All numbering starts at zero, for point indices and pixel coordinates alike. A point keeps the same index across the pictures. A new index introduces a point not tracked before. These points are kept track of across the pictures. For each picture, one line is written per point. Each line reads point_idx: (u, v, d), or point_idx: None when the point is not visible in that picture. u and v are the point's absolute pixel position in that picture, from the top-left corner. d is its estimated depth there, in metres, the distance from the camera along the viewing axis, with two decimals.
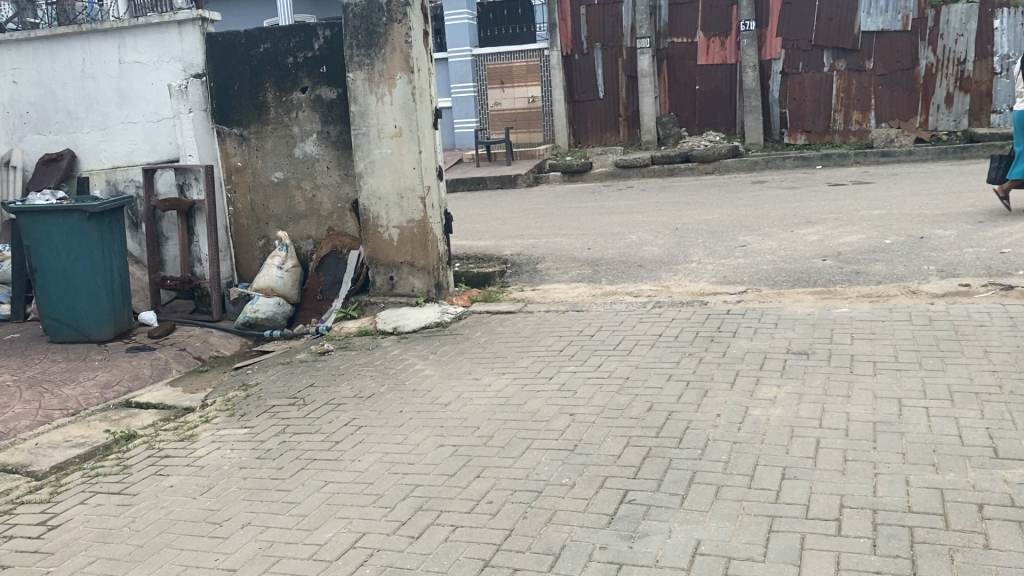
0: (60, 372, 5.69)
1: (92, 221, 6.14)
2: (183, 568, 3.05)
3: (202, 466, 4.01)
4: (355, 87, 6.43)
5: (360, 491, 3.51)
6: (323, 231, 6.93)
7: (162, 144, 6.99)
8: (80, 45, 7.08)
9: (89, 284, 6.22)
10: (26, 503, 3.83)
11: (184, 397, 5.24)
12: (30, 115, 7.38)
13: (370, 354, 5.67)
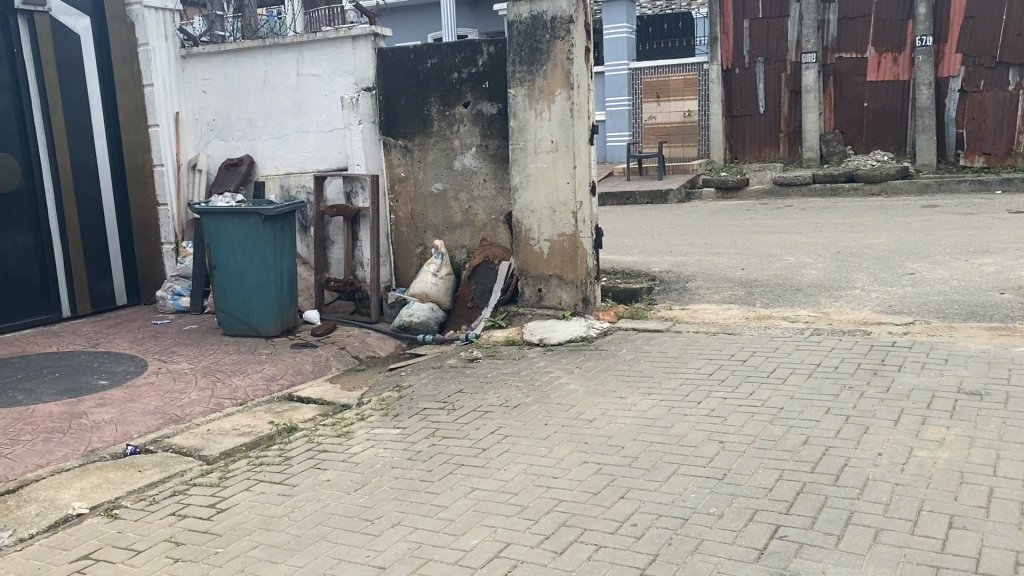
0: (232, 364, 6.10)
1: (266, 224, 6.55)
2: (336, 561, 3.19)
3: (356, 463, 4.19)
4: (515, 103, 6.56)
5: (505, 500, 3.57)
6: (477, 241, 7.11)
7: (333, 153, 7.35)
8: (263, 58, 7.58)
9: (261, 283, 6.63)
10: (198, 485, 4.12)
11: (341, 394, 5.50)
12: (216, 123, 7.95)
13: (517, 364, 5.75)
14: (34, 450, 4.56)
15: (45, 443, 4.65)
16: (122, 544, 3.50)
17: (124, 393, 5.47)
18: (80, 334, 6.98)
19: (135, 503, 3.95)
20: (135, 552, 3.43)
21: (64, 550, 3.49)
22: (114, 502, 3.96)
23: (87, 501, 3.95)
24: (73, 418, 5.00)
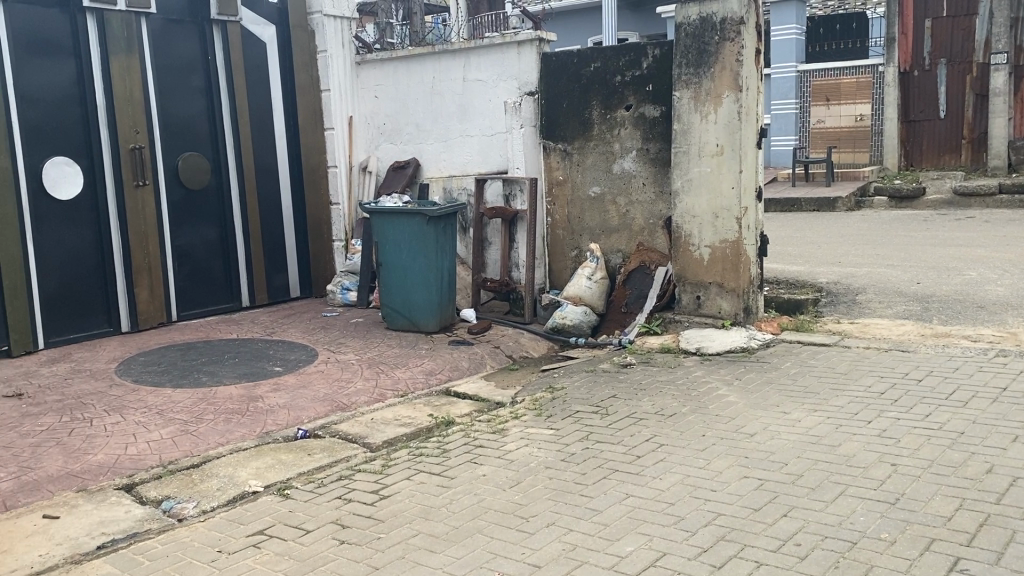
0: (394, 357, 6.33)
1: (430, 224, 6.76)
2: (493, 556, 3.26)
3: (512, 461, 4.26)
4: (680, 106, 6.47)
5: (662, 509, 3.52)
6: (634, 244, 7.06)
7: (494, 156, 7.48)
8: (431, 64, 7.84)
9: (422, 281, 6.85)
10: (362, 471, 4.31)
11: (497, 392, 5.60)
12: (386, 126, 8.30)
13: (673, 372, 5.67)
14: (216, 428, 4.90)
15: (225, 423, 4.99)
16: (293, 523, 3.71)
17: (295, 379, 5.79)
18: (257, 323, 7.45)
19: (304, 484, 4.17)
20: (304, 531, 3.62)
21: (242, 524, 3.73)
22: (286, 483, 4.20)
23: (262, 480, 4.21)
24: (251, 401, 5.34)
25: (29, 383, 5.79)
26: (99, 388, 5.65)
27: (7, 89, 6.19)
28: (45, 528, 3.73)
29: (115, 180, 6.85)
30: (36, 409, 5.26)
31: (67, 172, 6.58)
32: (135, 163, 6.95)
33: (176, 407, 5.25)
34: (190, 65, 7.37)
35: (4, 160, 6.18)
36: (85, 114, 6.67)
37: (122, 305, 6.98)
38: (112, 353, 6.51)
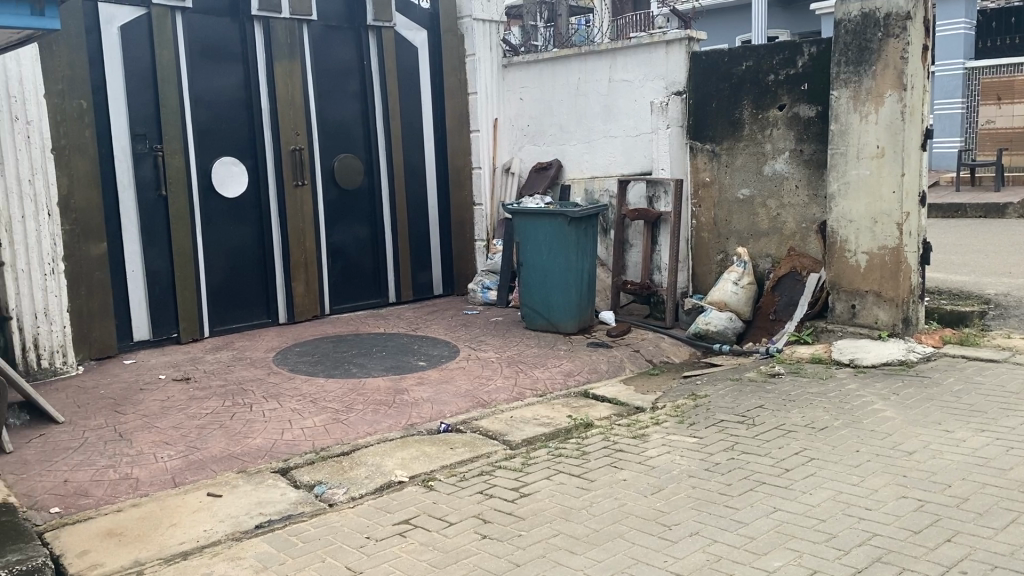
0: (534, 357, 6.38)
1: (572, 226, 6.76)
2: (634, 561, 3.22)
3: (653, 467, 4.20)
4: (838, 105, 6.20)
5: (812, 526, 3.39)
6: (784, 249, 6.82)
7: (638, 157, 7.45)
8: (577, 66, 7.87)
9: (562, 282, 6.86)
10: (502, 468, 4.36)
11: (637, 396, 5.54)
12: (530, 128, 8.42)
13: (823, 384, 5.43)
14: (364, 419, 5.09)
15: (373, 414, 5.17)
16: (436, 514, 3.79)
17: (438, 374, 5.94)
18: (402, 318, 7.68)
19: (447, 478, 4.26)
20: (447, 523, 3.70)
21: (388, 512, 3.85)
22: (429, 475, 4.31)
23: (407, 471, 4.33)
24: (396, 394, 5.52)
25: (196, 368, 6.20)
26: (257, 375, 5.99)
27: (183, 94, 6.65)
28: (210, 505, 3.97)
29: (276, 180, 7.23)
30: (202, 393, 5.63)
31: (234, 172, 7.00)
32: (294, 164, 7.30)
33: (327, 396, 5.49)
34: (346, 69, 7.68)
35: (178, 160, 6.64)
36: (251, 117, 7.08)
37: (280, 298, 7.38)
38: (270, 342, 6.88)
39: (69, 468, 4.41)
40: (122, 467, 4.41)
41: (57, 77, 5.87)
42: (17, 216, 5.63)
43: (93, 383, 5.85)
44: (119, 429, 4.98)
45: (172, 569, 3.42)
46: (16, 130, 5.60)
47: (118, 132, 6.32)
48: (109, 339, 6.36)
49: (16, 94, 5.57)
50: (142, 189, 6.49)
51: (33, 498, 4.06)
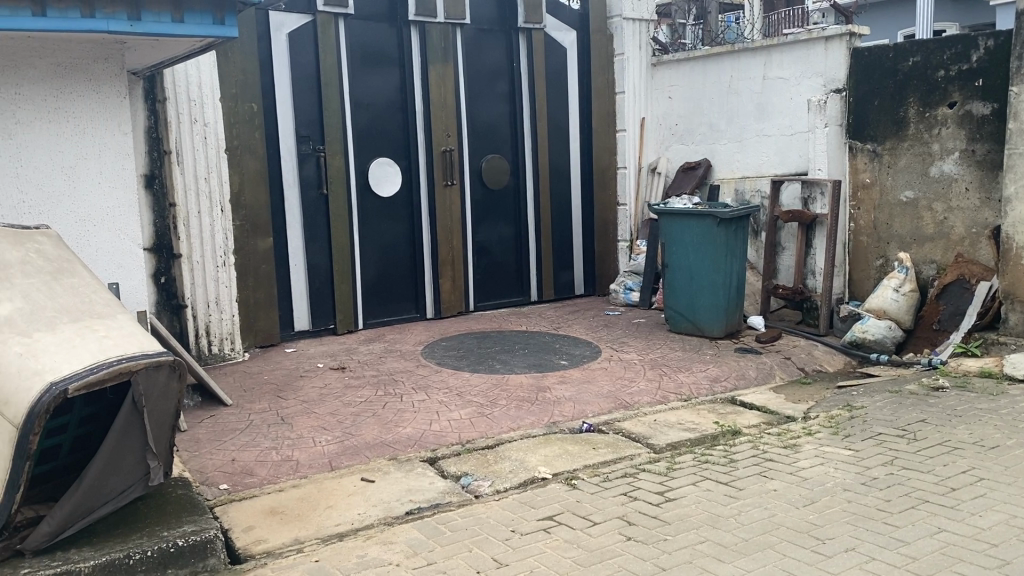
0: (678, 360, 6.29)
1: (721, 227, 6.61)
2: (785, 573, 3.13)
3: (805, 478, 4.05)
4: (1017, 102, 5.78)
5: (982, 550, 3.19)
6: (951, 256, 6.44)
7: (793, 157, 7.17)
8: (730, 63, 7.69)
9: (708, 285, 6.72)
10: (647, 471, 4.33)
11: (786, 404, 5.37)
12: (679, 127, 8.28)
13: (994, 401, 5.08)
14: (509, 414, 5.17)
15: (517, 410, 5.24)
16: (581, 513, 3.81)
17: (581, 374, 5.96)
18: (546, 317, 7.75)
19: (590, 477, 4.27)
20: (592, 522, 3.71)
21: (533, 507, 3.90)
22: (573, 473, 4.33)
23: (550, 468, 4.37)
24: (539, 391, 5.58)
25: (350, 358, 6.49)
26: (406, 367, 6.20)
27: (343, 97, 6.95)
28: (363, 490, 4.14)
29: (428, 179, 7.46)
30: (355, 382, 5.88)
31: (388, 172, 7.26)
32: (445, 164, 7.51)
33: (473, 391, 5.61)
34: (496, 71, 7.81)
35: (338, 161, 6.96)
36: (406, 119, 7.32)
37: (428, 294, 7.61)
38: (418, 336, 7.10)
39: (236, 448, 4.71)
40: (284, 449, 4.67)
41: (231, 82, 6.28)
42: (193, 212, 6.07)
43: (257, 369, 6.23)
44: (281, 414, 5.28)
45: (329, 548, 3.59)
46: (195, 131, 6.03)
47: (284, 134, 6.68)
48: (273, 329, 6.75)
49: (196, 99, 6.00)
50: (304, 188, 6.84)
51: (205, 473, 4.36)
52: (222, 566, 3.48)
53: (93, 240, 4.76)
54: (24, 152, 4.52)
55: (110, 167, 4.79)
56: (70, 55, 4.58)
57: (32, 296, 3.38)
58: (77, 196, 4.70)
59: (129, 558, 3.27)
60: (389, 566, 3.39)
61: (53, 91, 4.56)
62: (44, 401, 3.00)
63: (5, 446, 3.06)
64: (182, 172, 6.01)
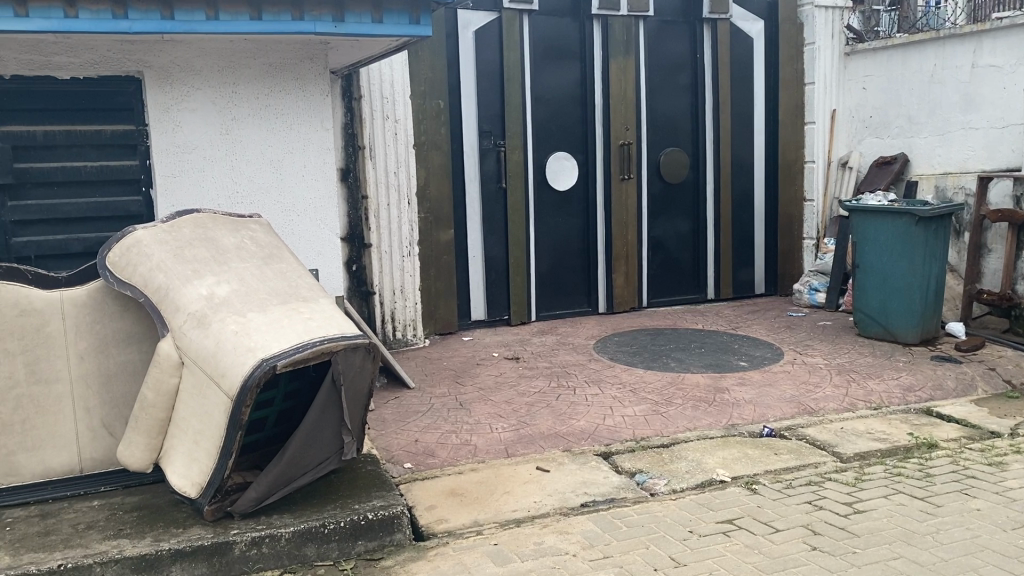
0: (867, 366, 5.97)
1: (919, 226, 6.19)
2: None
3: (1014, 500, 3.75)
4: None
5: None
6: None
7: (1003, 152, 6.71)
8: (933, 50, 7.26)
9: (903, 288, 6.32)
10: (833, 480, 4.13)
11: (991, 419, 4.97)
12: (873, 119, 7.90)
13: None
14: (684, 413, 5.09)
15: (693, 409, 5.15)
16: (762, 518, 3.69)
17: (760, 375, 5.77)
18: (722, 316, 7.56)
19: (772, 483, 4.13)
20: (775, 529, 3.59)
21: (711, 509, 3.82)
22: (753, 477, 4.20)
23: (729, 470, 4.27)
24: (717, 392, 5.45)
25: (524, 349, 6.60)
26: (581, 361, 6.23)
27: (525, 91, 7.06)
28: (539, 479, 4.21)
29: (605, 174, 7.45)
30: (530, 373, 5.98)
31: (566, 166, 7.31)
32: (622, 158, 7.47)
33: (647, 387, 5.56)
34: (678, 64, 7.68)
35: (518, 155, 7.07)
36: (585, 113, 7.35)
37: (601, 288, 7.61)
38: (591, 330, 7.12)
39: (419, 430, 4.91)
40: (463, 434, 4.83)
41: (421, 79, 6.53)
42: (383, 204, 6.37)
43: (437, 355, 6.47)
44: (459, 399, 5.45)
45: (508, 533, 3.68)
46: (386, 127, 6.32)
47: (468, 129, 6.88)
48: (451, 317, 6.99)
49: (388, 96, 6.29)
50: (485, 182, 7.01)
51: (390, 452, 4.57)
52: (407, 542, 3.63)
53: (296, 228, 5.11)
54: (239, 146, 4.93)
55: (312, 160, 5.11)
56: (280, 56, 4.93)
57: (246, 279, 3.67)
58: (282, 187, 5.05)
59: (323, 528, 3.48)
60: (566, 555, 3.43)
61: (265, 90, 4.92)
62: (255, 376, 3.24)
63: (220, 415, 3.34)
64: (373, 166, 6.31)
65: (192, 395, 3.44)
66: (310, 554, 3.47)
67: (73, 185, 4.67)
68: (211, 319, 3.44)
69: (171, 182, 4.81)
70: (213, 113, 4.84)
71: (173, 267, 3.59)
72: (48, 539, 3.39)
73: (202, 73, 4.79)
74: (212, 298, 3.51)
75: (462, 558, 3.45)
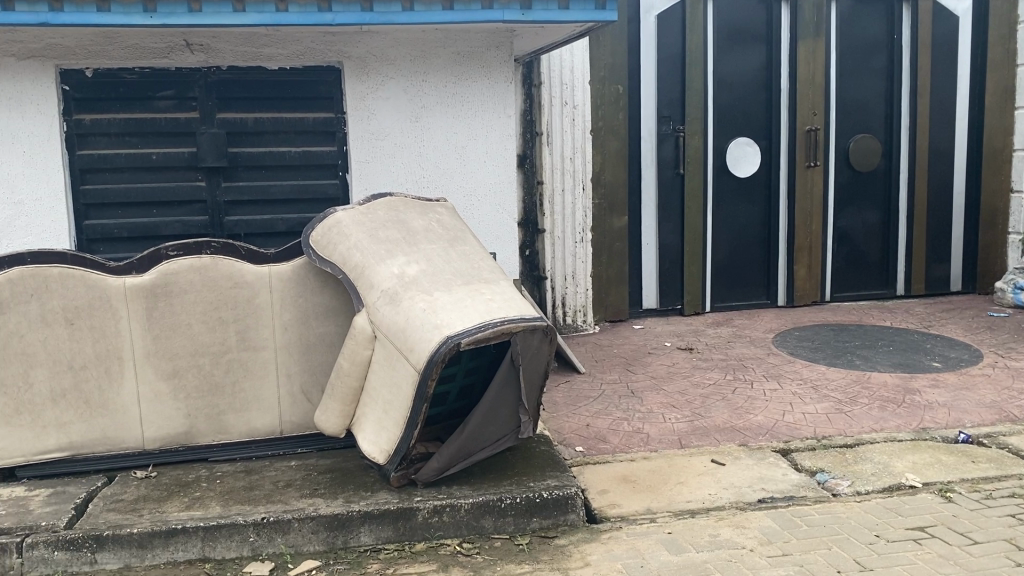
0: None
1: None
2: None
3: None
4: None
5: None
6: None
7: None
8: None
9: None
10: None
11: None
12: None
13: None
14: (870, 414, 4.84)
15: (880, 410, 4.89)
16: (958, 528, 3.47)
17: (957, 378, 5.39)
18: (912, 313, 7.11)
19: (969, 492, 3.86)
20: (972, 541, 3.36)
21: (901, 515, 3.62)
22: (948, 485, 3.94)
23: (920, 476, 4.03)
24: (907, 393, 5.14)
25: (698, 340, 6.49)
26: (758, 355, 6.06)
27: (707, 76, 6.90)
28: (714, 472, 4.13)
29: (789, 160, 7.17)
30: (704, 364, 5.88)
31: (747, 152, 7.09)
32: (808, 144, 7.15)
33: (830, 385, 5.33)
34: (874, 45, 7.26)
35: (697, 141, 6.94)
36: (769, 98, 7.10)
37: (780, 281, 7.35)
38: (769, 324, 6.89)
39: (590, 415, 4.95)
40: (635, 421, 4.82)
41: (601, 65, 6.53)
42: (559, 189, 6.43)
43: (607, 342, 6.49)
44: (631, 387, 5.44)
45: (682, 523, 3.64)
46: (565, 113, 6.38)
47: (646, 115, 6.81)
48: (622, 304, 6.99)
49: (567, 82, 6.34)
50: (662, 168, 6.93)
51: (563, 434, 4.64)
52: (581, 522, 3.67)
53: (478, 212, 5.26)
54: (427, 132, 5.13)
55: (495, 146, 5.23)
56: (467, 44, 5.07)
57: (434, 260, 3.82)
58: (466, 171, 5.21)
59: (500, 502, 3.59)
60: (742, 550, 3.36)
61: (452, 78, 5.09)
62: (441, 351, 3.37)
63: (408, 387, 3.50)
64: (550, 152, 6.39)
65: (383, 367, 3.63)
66: (488, 526, 3.59)
67: (278, 168, 5.03)
68: (402, 296, 3.61)
69: (365, 167, 5.08)
70: (404, 100, 5.07)
71: (369, 247, 3.80)
72: (253, 493, 3.69)
73: (397, 63, 5.02)
74: (403, 277, 3.68)
75: (635, 544, 3.46)
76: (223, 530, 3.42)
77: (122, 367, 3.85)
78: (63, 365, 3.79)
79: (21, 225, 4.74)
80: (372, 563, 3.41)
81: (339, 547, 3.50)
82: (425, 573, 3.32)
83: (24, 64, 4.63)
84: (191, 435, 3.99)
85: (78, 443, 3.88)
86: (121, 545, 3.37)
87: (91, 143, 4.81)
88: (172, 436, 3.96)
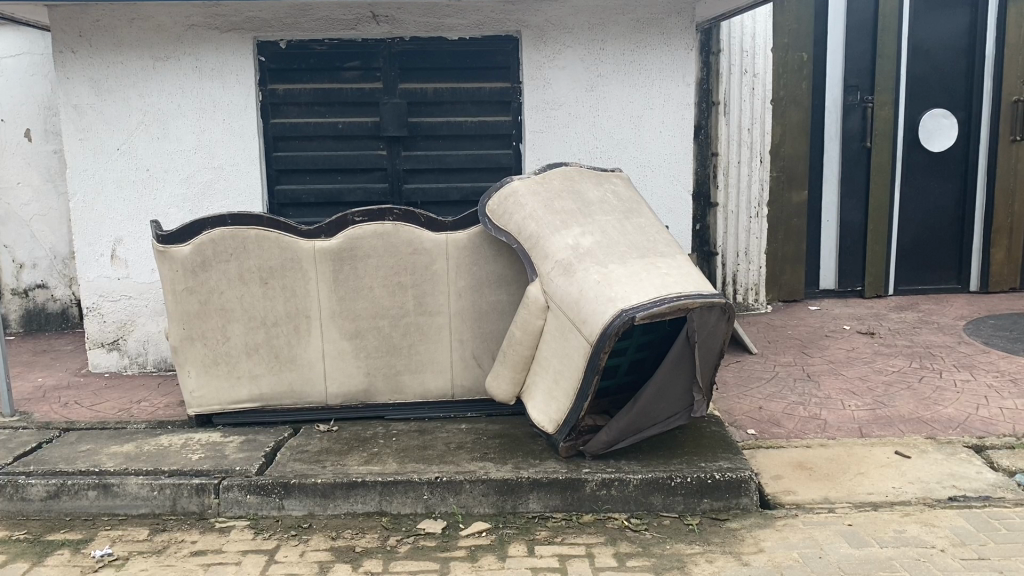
0: None
1: None
2: None
3: None
4: None
5: None
6: None
7: None
8: None
9: None
10: None
11: None
12: None
13: None
14: None
15: None
16: None
17: None
18: None
19: None
20: None
21: None
22: None
23: None
24: None
25: (881, 324, 6.12)
26: (947, 343, 5.65)
27: (902, 41, 6.42)
28: (898, 464, 3.89)
29: (991, 134, 6.59)
30: (887, 350, 5.54)
31: (943, 125, 6.58)
32: (1015, 117, 6.54)
33: None
34: None
35: (887, 111, 6.50)
36: (971, 67, 6.54)
37: (974, 265, 6.82)
38: (960, 310, 6.41)
39: (764, 397, 4.78)
40: (811, 407, 4.61)
41: (784, 30, 6.24)
42: (734, 161, 6.22)
43: (781, 322, 6.24)
44: (807, 370, 5.22)
45: (863, 515, 3.46)
46: (744, 82, 6.13)
47: (832, 83, 6.45)
48: (798, 283, 6.72)
49: (748, 49, 6.10)
50: (847, 141, 6.54)
51: (734, 415, 4.51)
52: (753, 507, 3.55)
53: (652, 184, 5.15)
54: (602, 102, 5.07)
55: (672, 116, 5.10)
56: (647, 11, 4.96)
57: (609, 232, 3.76)
58: (641, 143, 5.12)
59: (671, 480, 3.53)
60: (932, 549, 3.15)
61: (630, 47, 5.00)
62: (616, 324, 3.31)
63: (579, 359, 3.47)
64: (727, 122, 6.18)
65: (555, 337, 3.62)
66: (656, 503, 3.54)
67: (454, 138, 5.12)
68: (576, 267, 3.59)
69: (538, 138, 5.09)
70: (580, 70, 5.02)
71: (544, 217, 3.80)
72: (426, 452, 3.80)
73: (575, 31, 4.97)
74: (578, 249, 3.66)
75: (813, 534, 3.31)
76: (399, 486, 3.55)
77: (310, 326, 4.06)
78: (257, 321, 4.03)
79: (220, 189, 5.07)
80: (541, 530, 3.44)
81: (509, 511, 3.56)
82: (593, 544, 3.31)
83: (226, 36, 4.91)
84: (370, 393, 4.16)
85: (268, 394, 4.12)
86: (305, 493, 3.56)
87: (284, 112, 5.07)
88: (353, 393, 4.15)
